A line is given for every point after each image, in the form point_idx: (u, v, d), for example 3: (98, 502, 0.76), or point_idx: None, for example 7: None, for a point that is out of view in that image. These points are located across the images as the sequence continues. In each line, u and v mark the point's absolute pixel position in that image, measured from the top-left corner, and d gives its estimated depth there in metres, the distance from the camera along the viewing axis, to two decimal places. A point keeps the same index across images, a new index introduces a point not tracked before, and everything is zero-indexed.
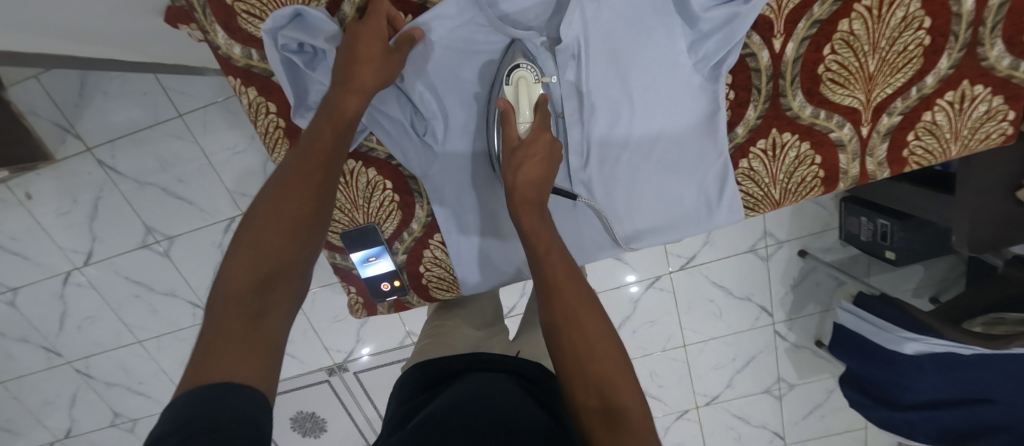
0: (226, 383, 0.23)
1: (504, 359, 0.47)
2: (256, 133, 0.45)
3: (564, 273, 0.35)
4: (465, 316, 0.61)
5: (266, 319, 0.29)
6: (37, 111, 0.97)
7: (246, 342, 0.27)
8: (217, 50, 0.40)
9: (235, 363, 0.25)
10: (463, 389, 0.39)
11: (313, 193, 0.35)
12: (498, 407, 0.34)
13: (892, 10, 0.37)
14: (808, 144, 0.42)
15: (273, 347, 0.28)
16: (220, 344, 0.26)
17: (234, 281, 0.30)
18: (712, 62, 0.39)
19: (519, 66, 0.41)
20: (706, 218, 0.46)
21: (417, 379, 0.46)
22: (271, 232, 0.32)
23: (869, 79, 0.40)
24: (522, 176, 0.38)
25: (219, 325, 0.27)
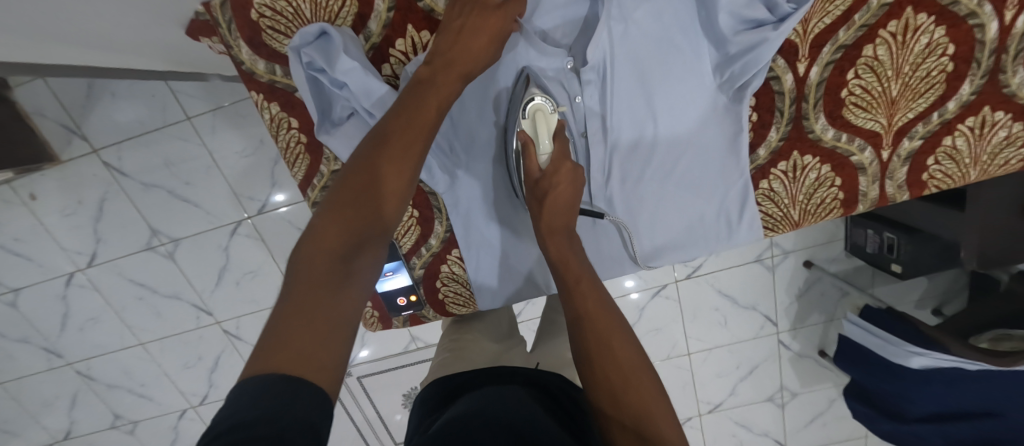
0: (292, 377, 0.22)
1: (521, 371, 0.47)
2: (276, 147, 0.45)
3: (598, 306, 0.36)
4: (482, 329, 0.62)
5: (341, 307, 0.27)
6: (42, 112, 0.96)
7: (319, 330, 0.25)
8: (241, 66, 0.41)
9: (308, 352, 0.24)
10: (479, 397, 0.39)
11: (389, 179, 0.33)
12: (513, 412, 0.34)
13: (916, 37, 0.37)
14: (829, 166, 0.43)
15: (344, 338, 0.26)
16: (291, 329, 0.25)
17: (311, 263, 0.28)
18: (737, 85, 0.39)
19: (534, 98, 0.40)
20: (726, 236, 0.47)
21: (435, 394, 0.47)
22: (346, 215, 0.31)
23: (892, 104, 0.40)
24: (548, 202, 0.39)
25: (292, 307, 0.26)
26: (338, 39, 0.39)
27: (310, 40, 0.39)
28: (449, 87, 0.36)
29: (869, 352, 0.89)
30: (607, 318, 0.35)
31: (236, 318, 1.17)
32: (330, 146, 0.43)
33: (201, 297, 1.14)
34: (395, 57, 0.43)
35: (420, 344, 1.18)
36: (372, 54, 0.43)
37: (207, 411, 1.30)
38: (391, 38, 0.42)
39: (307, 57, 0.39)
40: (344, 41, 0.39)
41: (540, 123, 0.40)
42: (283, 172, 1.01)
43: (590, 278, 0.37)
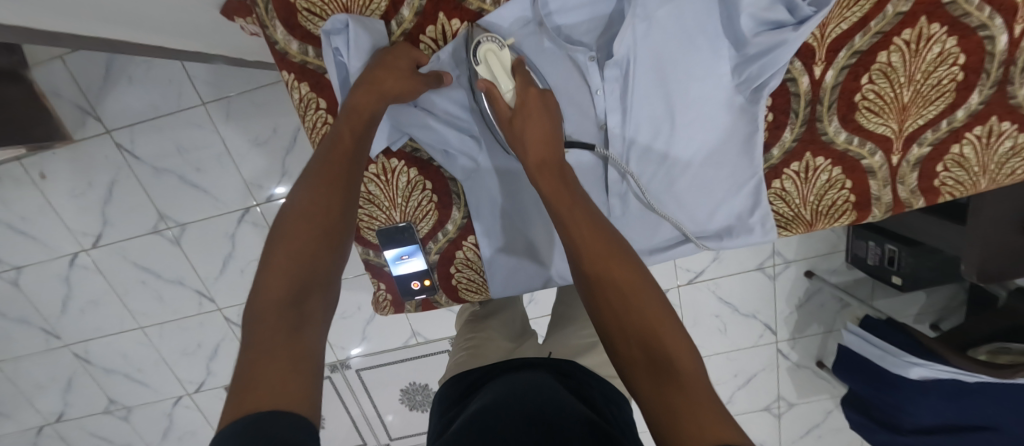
0: (268, 410, 0.22)
1: (541, 359, 0.50)
2: (303, 127, 0.45)
3: (594, 240, 0.34)
4: (497, 328, 0.63)
5: (302, 336, 0.28)
6: (58, 92, 0.97)
7: (285, 361, 0.26)
8: (275, 46, 0.42)
9: (274, 386, 0.24)
10: (504, 384, 0.42)
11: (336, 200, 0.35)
12: (541, 401, 0.37)
13: (928, 46, 0.38)
14: (840, 168, 0.44)
15: (312, 362, 0.27)
16: (256, 368, 0.25)
17: (265, 301, 0.29)
18: (755, 84, 0.40)
19: (481, 41, 0.40)
20: (739, 232, 0.48)
21: (456, 389, 0.48)
22: (297, 248, 0.32)
23: (903, 110, 0.41)
24: (528, 139, 0.39)
25: (253, 351, 0.26)
26: (357, 30, 0.39)
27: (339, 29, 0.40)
28: (371, 110, 0.39)
29: (867, 362, 0.90)
30: (605, 248, 0.33)
31: (238, 305, 1.17)
32: None
33: (204, 283, 1.14)
34: (426, 44, 0.43)
35: (421, 340, 1.17)
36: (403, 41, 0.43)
37: (203, 399, 1.30)
38: (422, 25, 0.42)
39: (335, 44, 0.41)
40: (365, 31, 0.40)
41: (494, 65, 0.40)
42: (294, 161, 1.01)
43: (587, 217, 0.36)
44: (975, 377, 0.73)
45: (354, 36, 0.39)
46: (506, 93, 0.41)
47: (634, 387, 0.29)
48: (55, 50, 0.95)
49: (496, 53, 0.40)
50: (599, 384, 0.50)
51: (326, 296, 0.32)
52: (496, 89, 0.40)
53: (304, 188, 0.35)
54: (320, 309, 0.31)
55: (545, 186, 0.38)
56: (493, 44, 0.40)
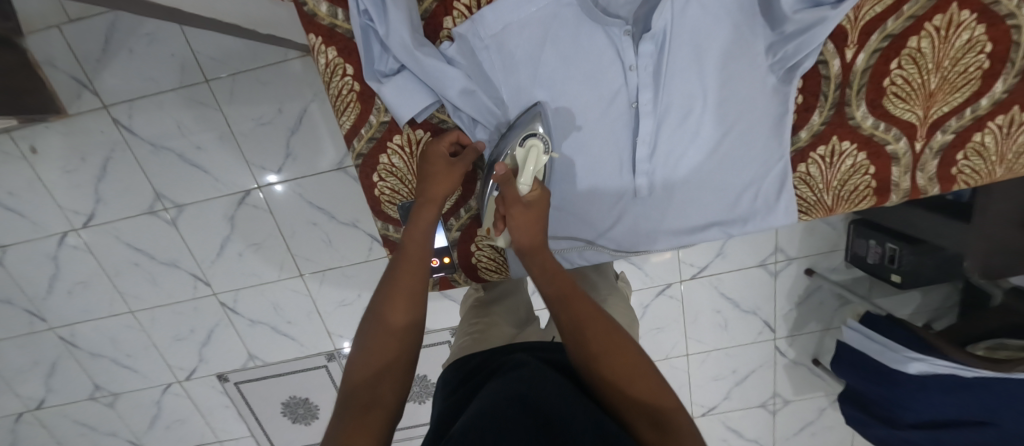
0: None
1: (547, 347, 0.46)
2: (327, 93, 0.43)
3: (601, 322, 0.36)
4: (504, 314, 0.62)
5: (381, 404, 0.33)
6: (54, 63, 0.93)
7: (368, 430, 0.30)
8: (302, 7, 0.39)
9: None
10: (508, 372, 0.39)
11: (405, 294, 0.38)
12: (548, 399, 0.33)
13: (958, 32, 0.39)
14: (865, 154, 0.44)
15: (385, 428, 0.31)
16: (346, 428, 0.30)
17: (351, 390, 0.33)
18: (789, 65, 0.40)
19: (534, 133, 0.41)
20: (764, 216, 0.48)
21: (457, 375, 0.46)
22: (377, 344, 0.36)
23: (929, 96, 0.42)
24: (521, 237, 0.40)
25: (341, 415, 0.31)
26: None
27: None
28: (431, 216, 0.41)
29: (867, 358, 0.91)
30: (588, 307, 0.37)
31: (234, 290, 1.14)
32: (383, 96, 0.40)
33: (201, 266, 1.11)
34: (459, 11, 0.40)
35: None
36: (435, 6, 0.40)
37: (194, 387, 1.26)
38: None
39: (364, 6, 0.37)
40: None
41: (533, 159, 0.40)
42: (299, 142, 0.99)
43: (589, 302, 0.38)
44: (972, 372, 0.75)
45: None
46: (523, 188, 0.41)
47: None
48: (52, 19, 0.91)
49: (539, 151, 0.41)
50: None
51: (404, 376, 0.36)
52: (513, 176, 0.40)
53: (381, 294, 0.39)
54: (395, 388, 0.35)
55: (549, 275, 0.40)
56: (540, 144, 0.41)
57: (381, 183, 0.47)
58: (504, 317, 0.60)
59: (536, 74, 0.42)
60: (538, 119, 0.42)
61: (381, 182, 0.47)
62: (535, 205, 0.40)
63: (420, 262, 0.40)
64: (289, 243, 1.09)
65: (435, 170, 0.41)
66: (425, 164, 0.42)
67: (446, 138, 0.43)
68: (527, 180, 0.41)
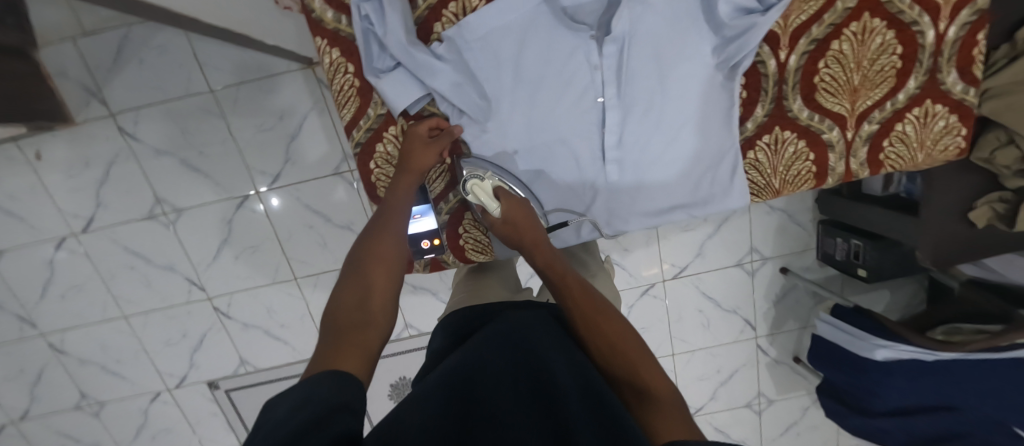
0: (333, 374, 0.29)
1: (547, 304, 0.50)
2: (330, 89, 0.48)
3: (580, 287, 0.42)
4: (497, 280, 0.63)
5: (372, 325, 0.35)
6: (66, 73, 0.98)
7: (361, 344, 0.33)
8: (311, 13, 0.45)
9: (344, 358, 0.31)
10: (501, 326, 0.43)
11: (387, 239, 0.42)
12: (539, 351, 0.37)
13: (872, 37, 0.46)
14: (804, 142, 0.51)
15: (375, 346, 0.34)
16: (338, 345, 0.32)
17: (338, 310, 0.36)
18: (732, 64, 0.47)
19: (470, 177, 0.48)
20: (721, 198, 0.54)
21: (461, 317, 0.50)
22: (361, 275, 0.39)
23: (854, 91, 0.48)
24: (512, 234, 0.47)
25: (330, 335, 0.34)
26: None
27: None
28: (409, 180, 0.47)
29: (840, 349, 0.95)
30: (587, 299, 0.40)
31: (229, 294, 1.16)
32: (380, 89, 0.46)
33: (196, 270, 1.14)
34: (447, 17, 0.46)
35: (413, 332, 1.17)
36: (427, 13, 0.46)
37: (183, 394, 1.26)
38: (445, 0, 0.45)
39: (365, 12, 0.43)
40: None
41: (481, 193, 0.47)
42: (297, 149, 1.04)
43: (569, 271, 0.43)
44: (933, 355, 0.80)
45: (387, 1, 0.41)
46: (494, 211, 0.47)
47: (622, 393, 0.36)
48: (66, 32, 0.97)
49: (479, 183, 0.48)
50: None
51: (390, 303, 0.38)
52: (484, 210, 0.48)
53: (367, 235, 0.43)
54: (385, 313, 0.37)
55: (539, 254, 0.44)
56: (474, 178, 0.48)
57: (378, 170, 0.52)
58: (499, 281, 0.62)
59: (515, 71, 0.48)
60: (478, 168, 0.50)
61: (378, 169, 0.52)
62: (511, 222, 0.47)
63: (399, 215, 0.45)
64: (284, 247, 1.12)
65: (413, 148, 0.47)
66: (406, 144, 0.48)
67: (426, 122, 0.49)
68: (493, 205, 0.47)
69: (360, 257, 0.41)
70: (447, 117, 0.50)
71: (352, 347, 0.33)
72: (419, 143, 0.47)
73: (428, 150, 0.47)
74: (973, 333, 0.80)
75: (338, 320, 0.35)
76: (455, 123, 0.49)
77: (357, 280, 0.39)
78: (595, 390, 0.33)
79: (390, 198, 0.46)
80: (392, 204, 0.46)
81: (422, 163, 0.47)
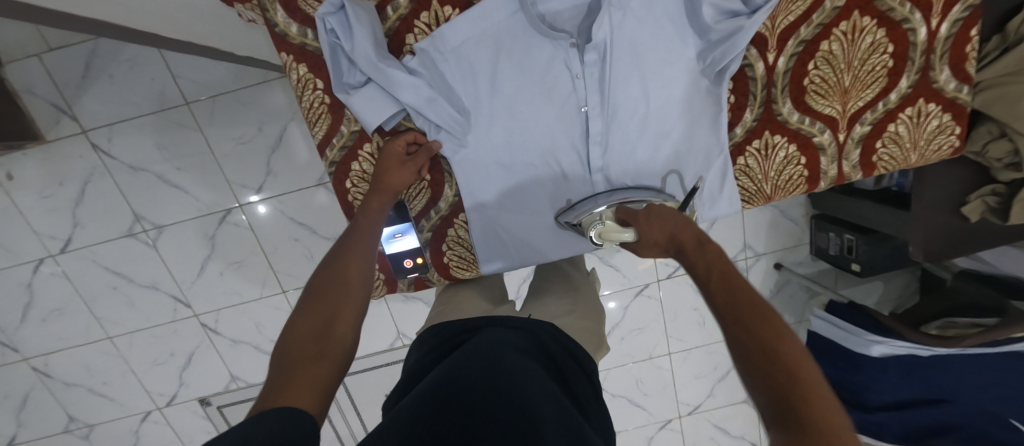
0: (279, 409, 0.25)
1: (522, 320, 0.47)
2: (299, 106, 0.46)
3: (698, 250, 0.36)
4: (477, 292, 0.57)
5: (330, 354, 0.32)
6: (33, 90, 0.95)
7: (314, 377, 0.30)
8: (274, 28, 0.42)
9: (294, 394, 0.27)
10: (482, 346, 0.39)
11: (350, 263, 0.40)
12: (522, 383, 0.34)
13: (862, 36, 0.44)
14: (795, 146, 0.49)
15: (332, 380, 0.31)
16: (288, 377, 0.29)
17: (294, 338, 0.33)
18: (718, 68, 0.45)
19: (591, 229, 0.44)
20: (709, 204, 0.52)
21: (438, 334, 0.46)
22: (323, 302, 0.36)
23: (845, 93, 0.47)
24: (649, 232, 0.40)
25: (281, 365, 0.31)
26: (353, 11, 0.39)
27: (335, 10, 0.40)
28: (381, 200, 0.46)
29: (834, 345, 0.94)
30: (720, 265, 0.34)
31: (216, 311, 1.13)
32: (351, 106, 0.44)
33: (181, 288, 1.11)
34: (420, 28, 0.44)
35: (406, 341, 1.14)
36: (398, 24, 0.44)
37: (174, 413, 1.23)
38: (416, 10, 0.43)
39: (331, 26, 0.41)
40: (362, 11, 0.40)
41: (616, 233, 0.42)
42: (279, 161, 1.02)
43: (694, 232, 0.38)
44: (929, 351, 0.80)
45: (352, 14, 0.39)
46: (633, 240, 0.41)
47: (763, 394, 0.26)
48: (33, 48, 0.93)
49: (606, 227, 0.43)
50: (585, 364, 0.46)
51: (351, 332, 0.36)
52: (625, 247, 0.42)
53: (332, 259, 0.40)
54: (344, 343, 0.34)
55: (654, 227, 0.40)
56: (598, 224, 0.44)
57: (354, 189, 0.49)
58: (479, 292, 0.56)
59: (493, 83, 0.46)
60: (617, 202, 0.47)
61: (354, 188, 0.49)
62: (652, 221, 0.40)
63: (369, 237, 0.43)
64: (269, 260, 1.10)
65: (388, 166, 0.46)
66: (380, 163, 0.46)
67: (402, 137, 0.46)
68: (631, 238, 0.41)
69: (323, 279, 0.38)
70: (422, 131, 0.48)
71: (304, 379, 0.29)
72: (393, 163, 0.45)
73: (404, 169, 0.46)
74: (969, 326, 0.81)
75: (293, 349, 0.32)
76: (432, 139, 0.47)
77: (320, 303, 0.36)
78: (581, 436, 0.29)
79: (358, 220, 0.44)
80: (359, 226, 0.44)
81: (397, 183, 0.46)
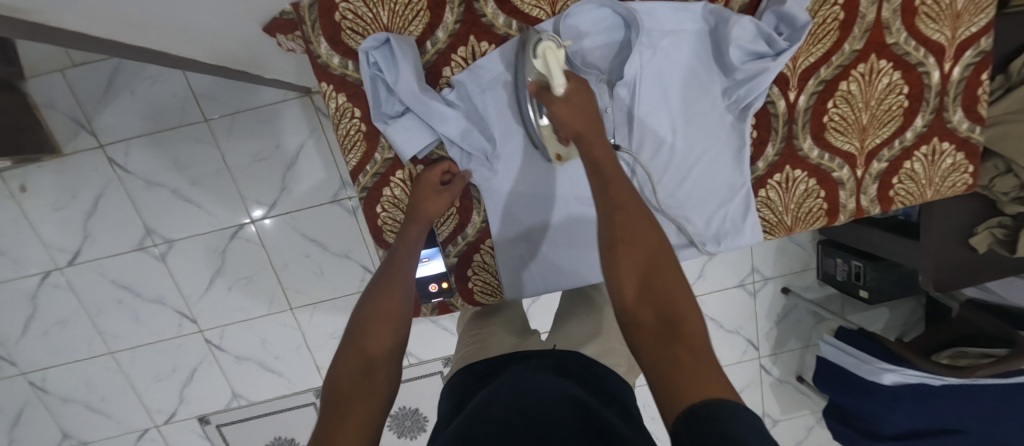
0: None
1: (553, 353, 0.46)
2: (335, 133, 0.47)
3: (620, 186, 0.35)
4: (502, 323, 0.60)
5: (377, 392, 0.33)
6: (53, 104, 0.96)
7: (364, 419, 0.30)
8: (316, 59, 0.44)
9: (348, 436, 0.28)
10: (515, 380, 0.39)
11: (388, 294, 0.41)
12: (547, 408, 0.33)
13: (880, 78, 0.47)
14: (815, 180, 0.50)
15: (378, 417, 0.31)
16: (338, 418, 0.29)
17: (342, 375, 0.34)
18: (743, 105, 0.47)
19: (541, 38, 0.41)
20: (736, 234, 0.52)
21: (469, 376, 0.46)
22: (366, 335, 0.37)
23: (863, 130, 0.49)
24: (569, 111, 0.40)
25: (330, 405, 0.31)
26: (397, 44, 0.41)
27: (379, 44, 0.42)
28: (418, 229, 0.46)
29: (844, 371, 0.94)
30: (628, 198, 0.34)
31: (222, 327, 1.12)
32: (388, 135, 0.45)
33: (187, 303, 1.10)
34: (456, 62, 0.45)
35: (413, 360, 1.13)
36: (435, 57, 0.45)
37: (172, 431, 1.20)
38: (454, 45, 0.44)
39: (374, 59, 0.42)
40: (404, 45, 0.41)
41: (551, 61, 0.40)
42: (294, 177, 1.02)
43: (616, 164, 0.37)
44: (940, 380, 0.79)
45: (396, 46, 0.41)
46: (557, 87, 0.40)
47: (641, 355, 0.29)
48: (57, 63, 0.95)
49: (554, 50, 0.40)
50: (619, 385, 0.45)
51: (392, 369, 0.36)
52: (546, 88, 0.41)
53: (372, 290, 0.41)
54: (386, 381, 0.35)
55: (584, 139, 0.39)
56: (549, 42, 0.41)
57: (384, 214, 0.50)
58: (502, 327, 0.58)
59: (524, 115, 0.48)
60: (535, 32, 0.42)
61: (384, 213, 0.50)
62: (574, 101, 0.40)
63: (407, 265, 0.44)
64: (279, 276, 1.09)
65: (423, 194, 0.46)
66: (416, 190, 0.46)
67: (438, 167, 0.47)
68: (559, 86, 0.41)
69: (361, 314, 0.39)
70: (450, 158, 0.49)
71: (351, 422, 0.29)
72: (430, 193, 0.46)
73: (439, 197, 0.46)
74: (980, 356, 0.82)
75: (340, 387, 0.33)
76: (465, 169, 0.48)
77: (362, 339, 0.37)
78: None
79: (396, 248, 0.45)
80: (398, 254, 0.44)
81: (433, 211, 0.46)
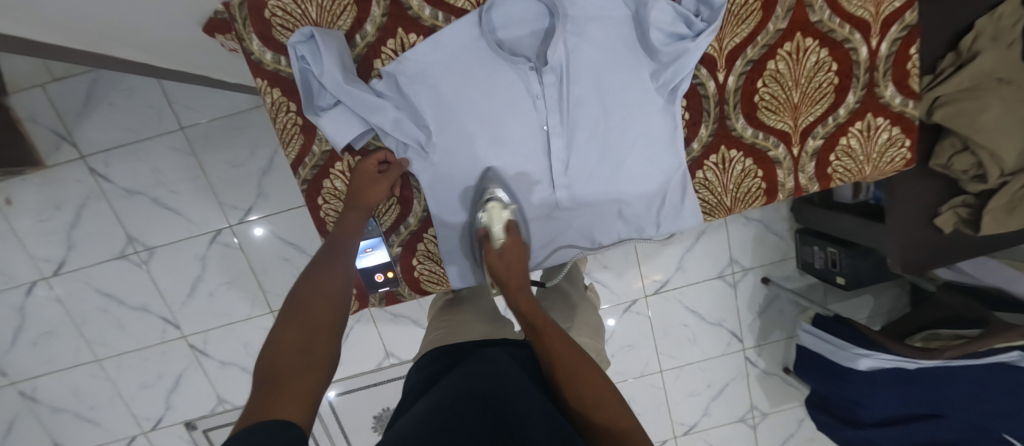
0: (268, 421, 0.26)
1: (510, 342, 0.48)
2: (274, 128, 0.48)
3: (548, 323, 0.42)
4: (474, 311, 0.61)
5: (316, 369, 0.33)
6: (36, 118, 0.99)
7: (300, 391, 0.30)
8: (250, 56, 0.45)
9: (284, 405, 0.28)
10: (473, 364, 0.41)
11: (327, 278, 0.42)
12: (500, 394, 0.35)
13: (806, 56, 0.47)
14: (751, 160, 0.51)
15: (315, 390, 0.32)
16: (274, 390, 0.29)
17: (281, 350, 0.34)
18: (671, 87, 0.48)
19: (490, 198, 0.49)
20: (675, 217, 0.54)
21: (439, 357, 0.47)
22: (307, 315, 0.38)
23: (795, 108, 0.49)
24: (507, 269, 0.46)
25: (267, 378, 0.31)
26: (320, 37, 0.42)
27: (306, 39, 0.44)
28: (357, 218, 0.48)
29: (823, 359, 0.93)
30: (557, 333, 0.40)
31: (205, 332, 1.14)
32: (320, 127, 0.46)
33: (170, 309, 1.12)
34: (386, 54, 0.47)
35: (394, 361, 1.14)
36: (365, 50, 0.47)
37: (159, 437, 1.21)
38: (383, 38, 0.46)
39: (301, 53, 0.44)
40: (329, 39, 0.43)
41: (496, 218, 0.48)
42: (270, 182, 1.04)
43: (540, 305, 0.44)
44: (915, 364, 0.77)
45: (319, 40, 0.42)
46: (496, 241, 0.48)
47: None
48: (38, 79, 0.98)
49: (499, 210, 0.48)
50: None
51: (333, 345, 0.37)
52: (489, 237, 0.48)
53: (313, 274, 0.42)
54: (327, 358, 0.35)
55: (516, 291, 0.45)
56: (496, 204, 0.48)
57: (326, 206, 0.51)
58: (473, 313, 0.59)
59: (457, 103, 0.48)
60: (493, 183, 0.51)
61: (326, 204, 0.51)
62: (507, 253, 0.47)
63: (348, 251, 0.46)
64: (259, 280, 1.11)
65: (360, 183, 0.48)
66: (355, 181, 0.48)
67: (373, 157, 0.49)
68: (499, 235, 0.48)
69: (302, 296, 0.40)
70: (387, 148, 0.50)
71: (287, 394, 0.29)
72: (369, 181, 0.48)
73: (376, 184, 0.48)
74: (951, 338, 0.80)
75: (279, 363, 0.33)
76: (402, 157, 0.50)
77: (304, 318, 0.37)
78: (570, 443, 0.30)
79: (335, 236, 0.46)
80: (338, 241, 0.46)
81: (375, 199, 0.48)
